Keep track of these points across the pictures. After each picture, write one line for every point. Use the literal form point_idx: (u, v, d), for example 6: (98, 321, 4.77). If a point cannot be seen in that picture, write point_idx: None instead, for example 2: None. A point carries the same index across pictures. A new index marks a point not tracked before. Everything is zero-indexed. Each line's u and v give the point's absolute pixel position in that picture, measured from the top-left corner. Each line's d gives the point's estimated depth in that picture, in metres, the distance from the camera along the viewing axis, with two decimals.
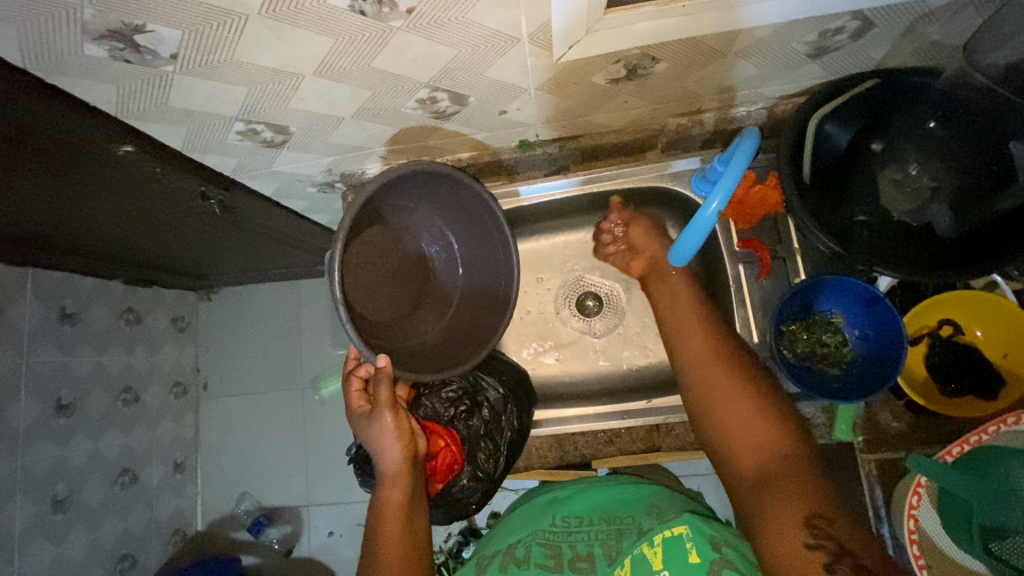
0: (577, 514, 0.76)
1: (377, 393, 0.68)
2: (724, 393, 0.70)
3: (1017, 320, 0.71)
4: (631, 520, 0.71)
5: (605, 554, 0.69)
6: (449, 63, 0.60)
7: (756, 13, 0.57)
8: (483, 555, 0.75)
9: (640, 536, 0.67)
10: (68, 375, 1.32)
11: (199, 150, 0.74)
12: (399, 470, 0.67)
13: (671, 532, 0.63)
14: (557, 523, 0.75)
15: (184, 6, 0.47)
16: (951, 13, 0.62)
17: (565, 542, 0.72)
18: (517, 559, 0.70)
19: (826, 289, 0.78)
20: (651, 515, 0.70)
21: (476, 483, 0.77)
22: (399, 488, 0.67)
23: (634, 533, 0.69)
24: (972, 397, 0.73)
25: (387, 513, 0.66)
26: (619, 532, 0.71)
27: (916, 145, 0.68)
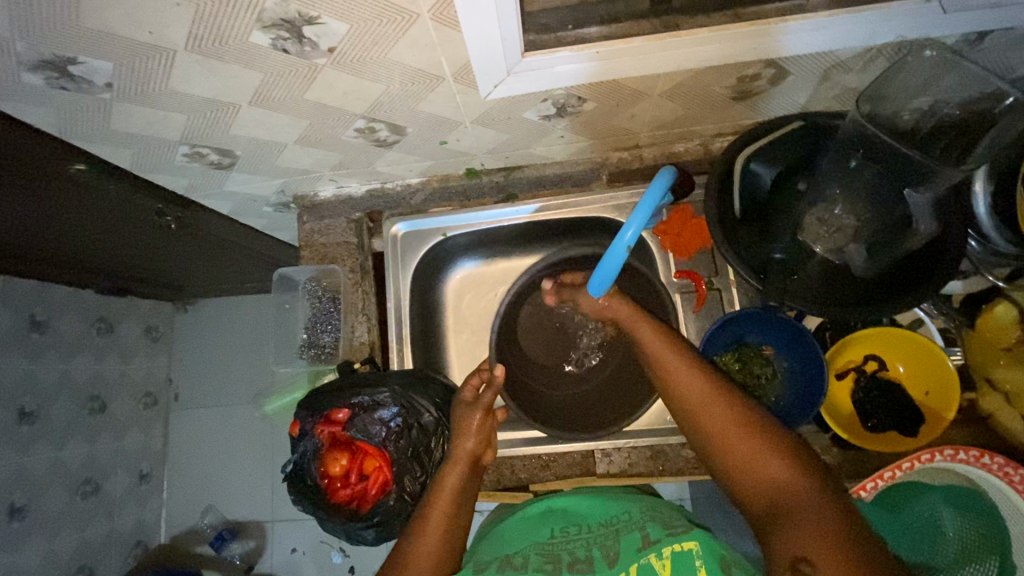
0: (577, 523, 0.72)
1: (484, 394, 0.76)
2: (716, 421, 0.59)
3: (936, 359, 0.73)
4: (633, 524, 0.67)
5: (605, 557, 0.63)
6: (380, 97, 0.63)
7: (803, 41, 0.59)
8: (479, 560, 0.68)
9: (646, 546, 0.62)
10: (34, 383, 1.33)
11: (149, 170, 0.76)
12: (463, 458, 0.70)
13: (679, 546, 0.59)
14: (556, 535, 0.70)
15: (114, 41, 0.50)
16: (861, 63, 0.65)
17: (563, 549, 0.67)
18: (514, 565, 0.65)
19: (754, 322, 0.80)
20: (656, 523, 0.66)
21: (403, 508, 0.78)
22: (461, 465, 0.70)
23: (636, 538, 0.64)
24: (892, 433, 0.74)
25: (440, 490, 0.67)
26: (618, 532, 0.67)
27: (843, 182, 0.72)
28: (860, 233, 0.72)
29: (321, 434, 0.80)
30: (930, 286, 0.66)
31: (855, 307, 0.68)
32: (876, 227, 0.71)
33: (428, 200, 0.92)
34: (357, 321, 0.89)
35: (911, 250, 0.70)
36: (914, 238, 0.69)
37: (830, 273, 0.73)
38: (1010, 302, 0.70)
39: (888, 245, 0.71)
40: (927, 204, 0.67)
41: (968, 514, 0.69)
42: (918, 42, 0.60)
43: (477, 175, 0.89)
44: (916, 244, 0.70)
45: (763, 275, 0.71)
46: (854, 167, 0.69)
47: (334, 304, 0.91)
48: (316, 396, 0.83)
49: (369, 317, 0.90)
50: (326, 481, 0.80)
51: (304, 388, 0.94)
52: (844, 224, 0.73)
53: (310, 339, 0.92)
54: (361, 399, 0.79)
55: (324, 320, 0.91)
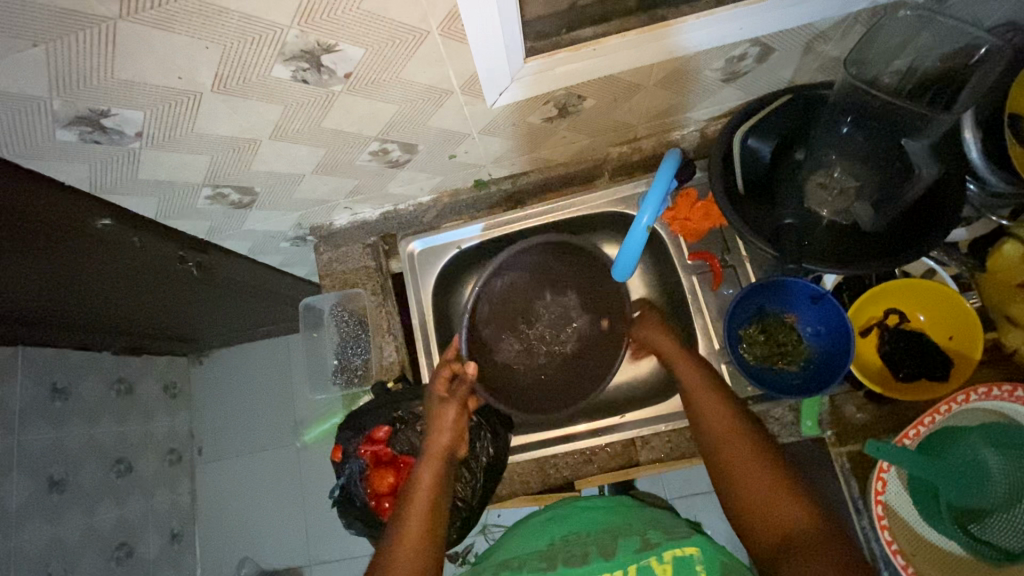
0: (578, 529, 0.72)
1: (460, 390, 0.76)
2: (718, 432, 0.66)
3: (955, 303, 0.75)
4: (633, 530, 0.68)
5: (602, 554, 0.64)
6: (393, 117, 0.66)
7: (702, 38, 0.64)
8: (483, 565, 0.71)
9: (646, 548, 0.63)
10: (61, 450, 1.34)
11: (173, 216, 0.79)
12: (438, 454, 0.69)
13: (680, 551, 0.60)
14: (556, 541, 0.71)
15: (144, 89, 0.53)
16: (840, 33, 0.69)
17: (561, 551, 0.67)
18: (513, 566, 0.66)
19: (774, 291, 0.82)
20: (657, 530, 0.68)
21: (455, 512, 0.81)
22: (434, 459, 0.68)
23: (636, 543, 0.65)
24: (924, 380, 0.75)
25: (414, 498, 0.64)
26: (615, 534, 0.68)
27: (837, 148, 0.75)
28: (864, 192, 0.75)
29: (365, 454, 0.81)
30: (940, 229, 0.68)
31: (869, 262, 0.70)
32: (878, 184, 0.74)
33: (440, 215, 0.94)
34: (385, 341, 0.90)
35: (919, 196, 0.71)
36: (919, 182, 0.70)
37: (838, 235, 0.77)
38: (1017, 239, 0.72)
39: (893, 196, 0.73)
40: (925, 148, 0.69)
41: (1016, 454, 0.70)
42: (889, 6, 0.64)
43: (486, 185, 0.92)
44: (920, 189, 0.71)
45: (776, 242, 0.73)
46: (848, 133, 0.73)
47: (361, 327, 0.93)
48: (353, 418, 0.83)
49: (396, 336, 0.91)
50: (376, 502, 0.80)
51: (340, 413, 0.95)
52: (846, 186, 0.76)
53: (341, 363, 0.93)
54: (402, 413, 0.81)
55: (352, 343, 0.93)
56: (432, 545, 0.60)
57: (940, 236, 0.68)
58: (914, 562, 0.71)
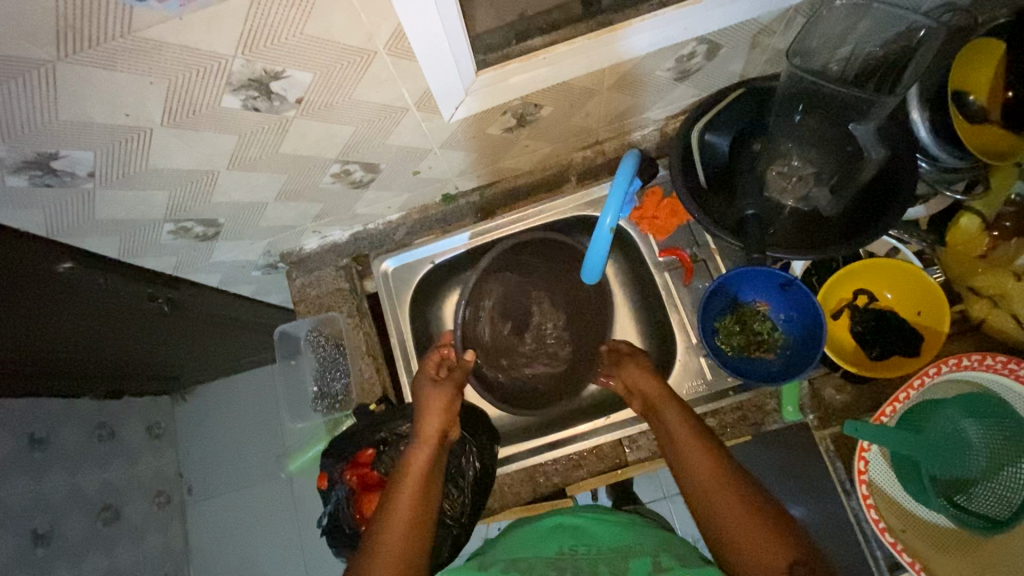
0: (587, 543, 0.71)
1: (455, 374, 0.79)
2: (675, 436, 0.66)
3: (920, 278, 0.76)
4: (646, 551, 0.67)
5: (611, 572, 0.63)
6: (350, 138, 0.66)
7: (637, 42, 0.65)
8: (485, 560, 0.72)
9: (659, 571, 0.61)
10: (43, 503, 1.30)
11: (136, 255, 0.77)
12: (431, 436, 0.68)
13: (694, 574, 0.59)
14: (565, 548, 0.70)
15: (92, 130, 0.52)
16: (783, 25, 0.70)
17: (569, 563, 0.67)
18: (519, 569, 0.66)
19: (746, 281, 0.83)
20: (669, 553, 0.66)
21: (445, 526, 0.81)
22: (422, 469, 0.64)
23: (647, 565, 0.63)
24: (897, 357, 0.76)
25: (394, 520, 0.59)
26: (628, 553, 0.67)
27: (790, 133, 0.75)
28: (820, 178, 0.76)
29: (351, 479, 0.80)
30: (896, 207, 0.69)
31: (830, 246, 0.71)
32: (833, 169, 0.75)
33: (410, 232, 0.94)
34: (364, 363, 0.89)
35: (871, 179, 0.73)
36: (869, 164, 0.72)
37: (802, 221, 0.79)
38: (973, 213, 0.74)
39: (847, 180, 0.75)
40: (872, 132, 0.70)
41: (989, 420, 0.71)
42: None
43: (454, 199, 0.92)
44: (871, 171, 0.72)
45: (741, 233, 0.74)
46: (800, 120, 0.74)
47: (339, 350, 0.92)
48: (336, 443, 0.82)
49: (375, 357, 0.90)
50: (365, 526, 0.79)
51: (324, 439, 0.94)
52: (804, 173, 0.77)
53: (321, 389, 0.92)
54: (383, 435, 0.80)
55: (331, 367, 0.92)
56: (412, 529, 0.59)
57: (897, 213, 0.69)
58: (904, 538, 0.71)
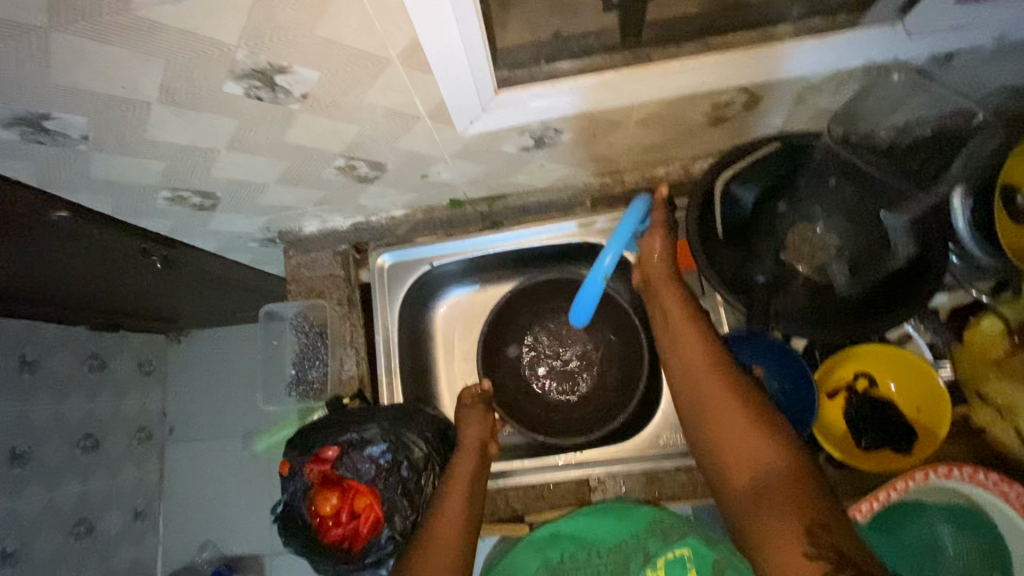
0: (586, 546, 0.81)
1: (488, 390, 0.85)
2: (724, 403, 0.63)
3: (926, 374, 0.72)
4: (636, 542, 0.79)
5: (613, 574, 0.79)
6: (357, 137, 0.64)
7: (799, 64, 0.60)
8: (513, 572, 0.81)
9: (648, 557, 0.77)
10: (25, 425, 1.33)
11: (131, 215, 0.76)
12: (472, 446, 0.78)
13: (674, 555, 0.75)
14: (566, 557, 0.81)
15: (86, 97, 0.50)
16: (833, 86, 0.65)
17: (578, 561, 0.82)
18: None
19: (743, 341, 0.77)
20: (654, 535, 0.78)
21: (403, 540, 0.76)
22: (459, 510, 0.70)
23: (639, 555, 0.78)
24: (887, 451, 0.73)
25: (443, 522, 0.69)
26: (623, 554, 0.80)
27: (822, 203, 0.75)
28: (843, 254, 0.74)
29: (310, 473, 0.79)
30: (920, 299, 0.65)
31: (836, 328, 0.68)
32: (858, 247, 0.73)
33: (413, 230, 0.92)
34: (346, 354, 0.89)
35: (898, 267, 0.69)
36: (893, 260, 0.70)
37: (814, 293, 0.74)
38: (996, 316, 0.70)
39: (871, 264, 0.72)
40: (902, 225, 0.69)
41: (968, 531, 0.69)
42: (886, 65, 0.61)
43: (461, 205, 0.89)
44: (897, 262, 0.70)
45: (747, 299, 0.71)
46: (835, 184, 0.73)
47: (322, 338, 0.91)
48: (302, 433, 0.82)
49: (357, 350, 0.89)
50: (319, 520, 0.79)
51: (294, 423, 0.93)
52: (827, 244, 0.75)
53: (298, 375, 0.91)
54: (350, 436, 0.78)
55: (311, 354, 0.91)
56: (459, 536, 0.68)
57: (920, 306, 0.65)
58: None
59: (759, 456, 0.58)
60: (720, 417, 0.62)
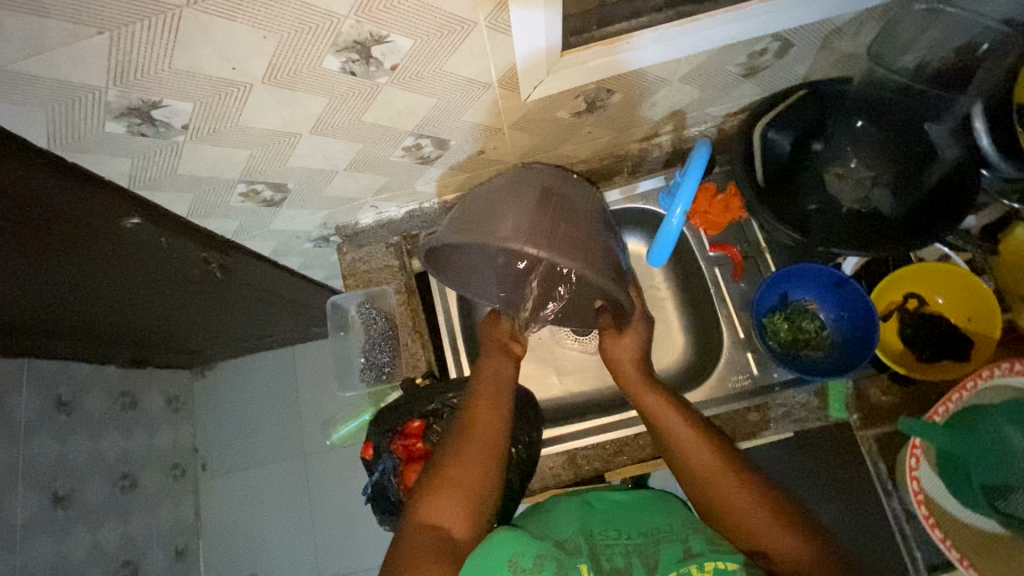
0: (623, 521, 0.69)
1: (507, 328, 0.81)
2: (731, 490, 0.63)
3: (973, 285, 0.77)
4: (676, 531, 0.66)
5: (644, 564, 0.62)
6: (430, 111, 0.68)
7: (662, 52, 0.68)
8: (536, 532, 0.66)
9: (689, 555, 0.61)
10: (65, 465, 1.29)
11: (203, 215, 0.79)
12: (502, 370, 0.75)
13: (723, 564, 0.59)
14: (599, 527, 0.68)
15: (197, 79, 0.54)
16: (855, 28, 0.72)
17: (604, 548, 0.65)
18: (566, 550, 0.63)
19: (796, 278, 0.85)
20: (700, 532, 0.65)
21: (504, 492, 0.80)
22: (476, 450, 0.66)
23: (677, 547, 0.63)
24: (947, 361, 0.78)
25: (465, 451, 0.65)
26: (659, 539, 0.65)
27: (852, 142, 0.81)
28: (880, 181, 0.79)
29: (397, 449, 0.81)
30: (969, 197, 0.71)
31: (905, 237, 0.73)
32: (894, 173, 0.79)
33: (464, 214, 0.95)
34: (411, 339, 0.90)
35: (940, 178, 0.75)
36: (942, 165, 0.75)
37: (862, 220, 0.79)
38: None
39: (911, 184, 0.77)
40: (945, 133, 0.76)
41: None
42: (904, 2, 0.68)
43: None
44: (941, 171, 0.75)
45: (806, 228, 0.77)
46: (863, 125, 0.80)
47: (389, 324, 0.94)
48: (384, 414, 0.84)
49: (421, 333, 0.91)
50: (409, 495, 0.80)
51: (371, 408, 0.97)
52: (862, 176, 0.80)
53: (369, 361, 0.95)
54: (435, 407, 0.82)
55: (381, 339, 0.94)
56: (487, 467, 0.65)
57: (972, 200, 0.71)
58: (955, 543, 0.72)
59: (790, 551, 0.59)
60: (729, 504, 0.63)
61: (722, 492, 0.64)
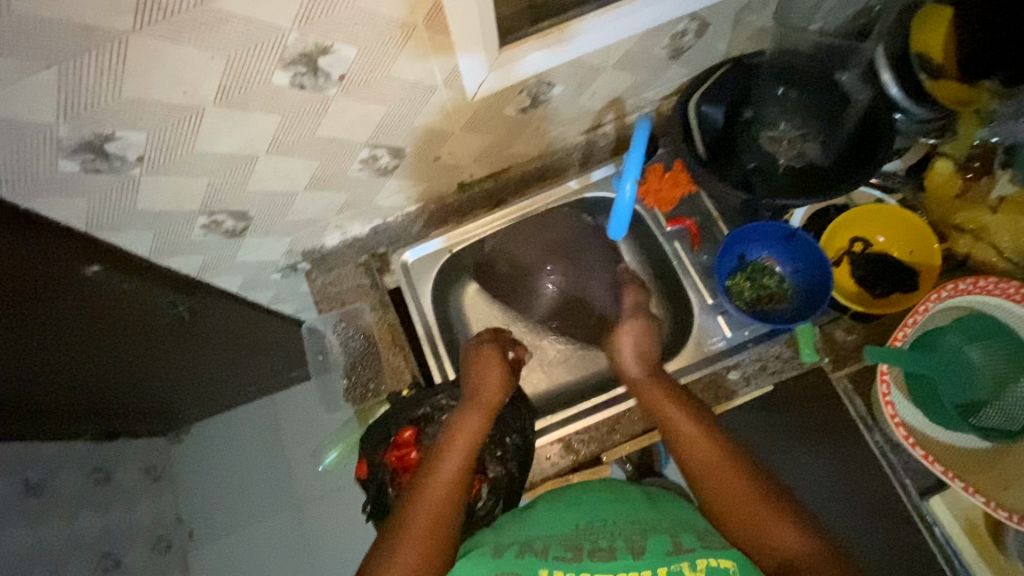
0: (605, 517, 0.68)
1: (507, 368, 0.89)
2: (731, 482, 0.65)
3: (909, 220, 0.84)
4: (664, 528, 0.65)
5: (629, 548, 0.61)
6: (382, 119, 0.70)
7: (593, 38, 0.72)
8: (499, 542, 0.65)
9: (676, 550, 0.60)
10: (38, 554, 1.19)
11: (166, 253, 0.79)
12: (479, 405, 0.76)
13: (715, 561, 0.58)
14: (581, 524, 0.67)
15: (148, 108, 0.55)
16: (761, 3, 0.79)
17: (586, 537, 0.64)
18: (535, 550, 0.62)
19: (751, 237, 0.89)
20: (689, 533, 0.64)
21: (502, 483, 0.82)
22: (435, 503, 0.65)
23: (666, 541, 0.62)
24: (897, 293, 0.84)
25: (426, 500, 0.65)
26: (644, 529, 0.64)
27: (778, 107, 0.87)
28: (808, 135, 0.85)
29: (392, 460, 0.80)
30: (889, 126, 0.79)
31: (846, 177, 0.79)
32: (819, 126, 0.85)
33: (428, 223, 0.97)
34: (392, 353, 0.90)
35: (857, 118, 0.82)
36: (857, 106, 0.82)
37: (800, 172, 0.84)
38: (946, 157, 0.84)
39: (834, 131, 0.84)
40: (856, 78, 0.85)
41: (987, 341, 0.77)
42: None
43: (468, 188, 0.97)
44: (857, 113, 0.82)
45: (748, 187, 0.83)
46: (784, 90, 0.86)
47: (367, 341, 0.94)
48: (373, 429, 0.83)
49: (402, 345, 0.91)
50: None
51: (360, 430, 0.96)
52: (791, 135, 0.87)
53: (351, 381, 0.94)
54: (424, 411, 0.82)
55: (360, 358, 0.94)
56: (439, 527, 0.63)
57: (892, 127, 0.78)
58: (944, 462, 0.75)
59: (786, 542, 0.59)
60: (729, 497, 0.64)
61: (723, 484, 0.65)
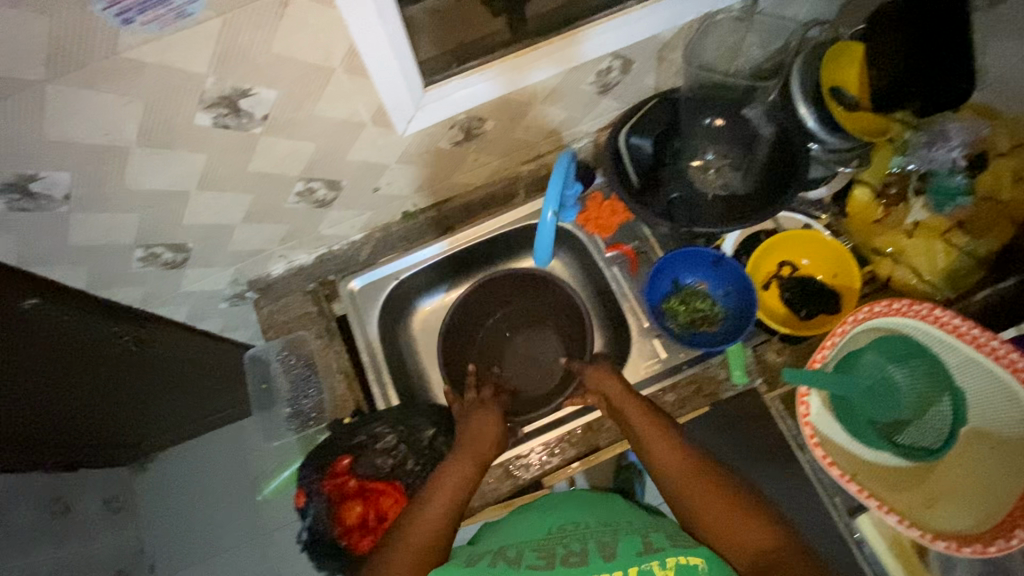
0: (575, 522, 0.67)
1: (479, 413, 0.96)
2: (705, 488, 0.63)
3: (832, 246, 0.88)
4: (635, 529, 0.63)
5: (601, 549, 0.59)
6: (313, 154, 0.73)
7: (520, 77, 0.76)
8: (474, 552, 0.63)
9: (649, 548, 0.58)
10: None
11: (105, 285, 0.80)
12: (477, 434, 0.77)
13: (686, 557, 0.55)
14: (554, 530, 0.66)
15: (71, 149, 0.57)
16: (681, 42, 0.83)
17: (557, 544, 0.62)
18: (507, 558, 0.60)
19: (682, 263, 0.93)
20: (660, 531, 0.62)
21: None
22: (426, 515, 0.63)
23: (638, 541, 0.60)
24: (822, 315, 0.86)
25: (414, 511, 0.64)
26: (615, 530, 0.63)
27: (701, 137, 0.91)
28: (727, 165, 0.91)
29: (328, 489, 0.81)
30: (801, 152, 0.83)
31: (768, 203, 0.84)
32: (737, 157, 0.90)
33: (374, 252, 0.99)
34: (335, 380, 0.91)
35: (769, 149, 0.87)
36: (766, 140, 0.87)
37: (725, 201, 0.89)
38: (865, 184, 0.88)
39: (750, 162, 0.89)
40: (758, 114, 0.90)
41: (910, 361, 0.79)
42: (711, 14, 0.79)
43: (413, 217, 0.99)
44: (767, 144, 0.87)
45: (672, 217, 0.86)
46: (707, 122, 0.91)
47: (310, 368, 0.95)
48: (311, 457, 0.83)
49: (347, 372, 0.92)
50: (344, 532, 0.80)
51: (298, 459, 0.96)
52: (715, 165, 0.91)
53: (295, 409, 0.95)
54: (360, 439, 0.83)
55: (303, 386, 0.94)
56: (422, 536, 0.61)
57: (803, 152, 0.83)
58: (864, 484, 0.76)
59: (761, 541, 0.57)
60: (705, 501, 0.62)
61: (696, 489, 0.63)
